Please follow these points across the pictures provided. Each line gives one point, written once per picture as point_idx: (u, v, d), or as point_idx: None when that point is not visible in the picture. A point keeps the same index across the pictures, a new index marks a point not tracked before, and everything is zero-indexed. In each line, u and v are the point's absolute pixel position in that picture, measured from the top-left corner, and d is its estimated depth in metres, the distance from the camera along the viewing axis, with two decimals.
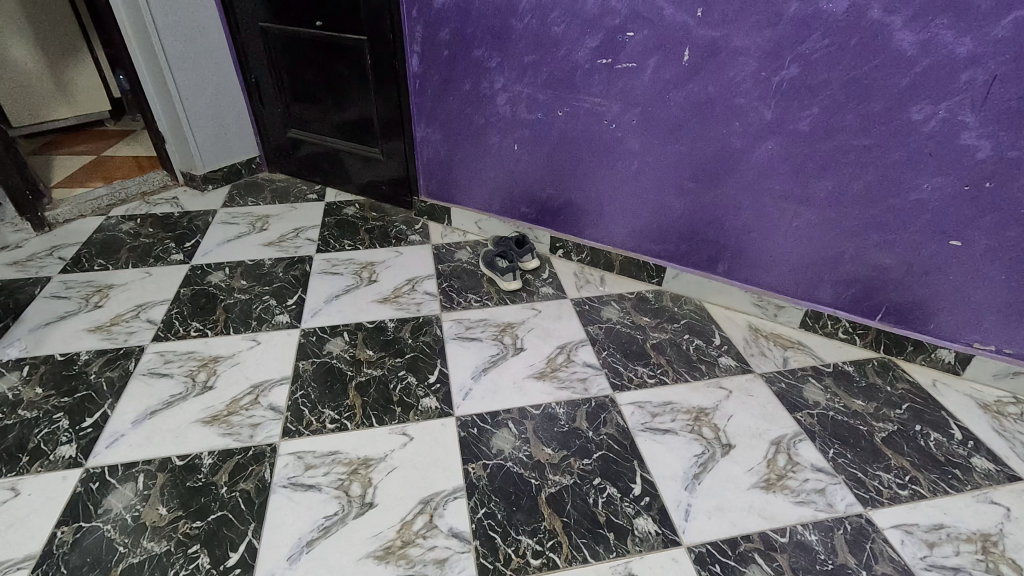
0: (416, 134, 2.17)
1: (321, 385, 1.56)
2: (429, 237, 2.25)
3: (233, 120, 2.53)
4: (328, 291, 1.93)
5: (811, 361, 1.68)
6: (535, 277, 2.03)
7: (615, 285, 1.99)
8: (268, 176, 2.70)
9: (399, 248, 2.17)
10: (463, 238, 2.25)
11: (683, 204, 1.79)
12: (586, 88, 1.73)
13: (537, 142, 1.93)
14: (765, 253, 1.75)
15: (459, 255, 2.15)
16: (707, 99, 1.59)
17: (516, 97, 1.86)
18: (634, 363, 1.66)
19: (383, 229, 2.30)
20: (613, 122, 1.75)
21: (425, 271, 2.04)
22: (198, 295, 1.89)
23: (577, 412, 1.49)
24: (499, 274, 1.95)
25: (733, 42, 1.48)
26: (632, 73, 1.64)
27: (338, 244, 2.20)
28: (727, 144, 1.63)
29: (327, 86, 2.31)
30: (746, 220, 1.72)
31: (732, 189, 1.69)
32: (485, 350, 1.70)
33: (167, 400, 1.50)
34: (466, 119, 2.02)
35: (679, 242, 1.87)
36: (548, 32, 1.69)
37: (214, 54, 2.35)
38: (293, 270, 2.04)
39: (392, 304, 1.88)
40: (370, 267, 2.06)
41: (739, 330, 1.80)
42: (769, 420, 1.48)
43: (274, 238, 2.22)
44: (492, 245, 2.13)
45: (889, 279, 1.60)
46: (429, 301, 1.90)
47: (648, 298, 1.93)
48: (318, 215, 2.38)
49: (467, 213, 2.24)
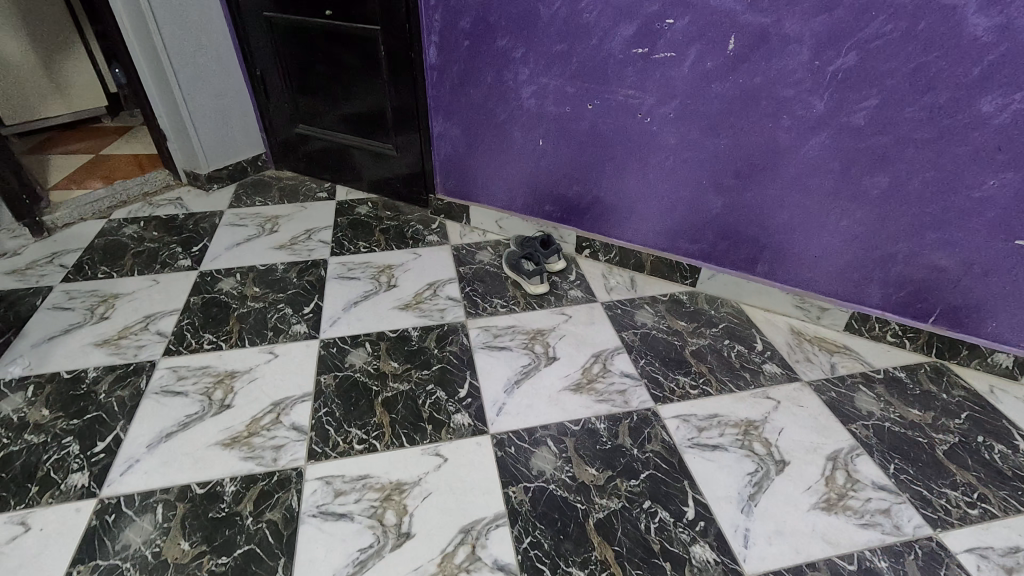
0: (433, 129, 2.06)
1: (346, 402, 1.47)
2: (448, 237, 2.15)
3: (237, 115, 2.41)
4: (347, 298, 1.84)
5: (860, 366, 1.60)
6: (562, 279, 1.93)
7: (646, 286, 1.90)
8: (275, 173, 2.59)
9: (417, 250, 2.07)
10: (483, 238, 2.15)
11: (721, 201, 1.69)
12: (619, 80, 1.63)
13: (564, 137, 1.82)
14: (810, 253, 1.65)
15: (480, 256, 2.05)
16: (752, 91, 1.48)
17: (542, 89, 1.76)
18: (675, 372, 1.57)
19: (399, 229, 2.19)
20: (648, 116, 1.65)
21: (447, 275, 1.95)
22: (209, 305, 1.80)
23: (619, 427, 1.41)
24: (525, 275, 1.85)
25: (785, 29, 1.37)
26: (671, 64, 1.54)
27: (353, 245, 2.10)
28: (773, 139, 1.53)
29: (337, 79, 2.19)
30: (790, 218, 1.62)
31: (776, 186, 1.59)
32: (516, 360, 1.61)
33: (183, 421, 1.41)
34: (487, 113, 1.91)
35: (716, 242, 1.78)
36: (579, 20, 1.58)
37: (216, 46, 2.23)
38: (308, 275, 1.94)
39: (414, 311, 1.79)
40: (389, 271, 1.97)
41: (782, 334, 1.71)
42: (823, 433, 1.40)
43: (285, 241, 2.12)
44: (516, 245, 2.04)
45: (945, 280, 1.51)
46: (453, 307, 1.81)
47: (682, 301, 1.84)
48: (331, 215, 2.28)
49: (488, 211, 2.14)
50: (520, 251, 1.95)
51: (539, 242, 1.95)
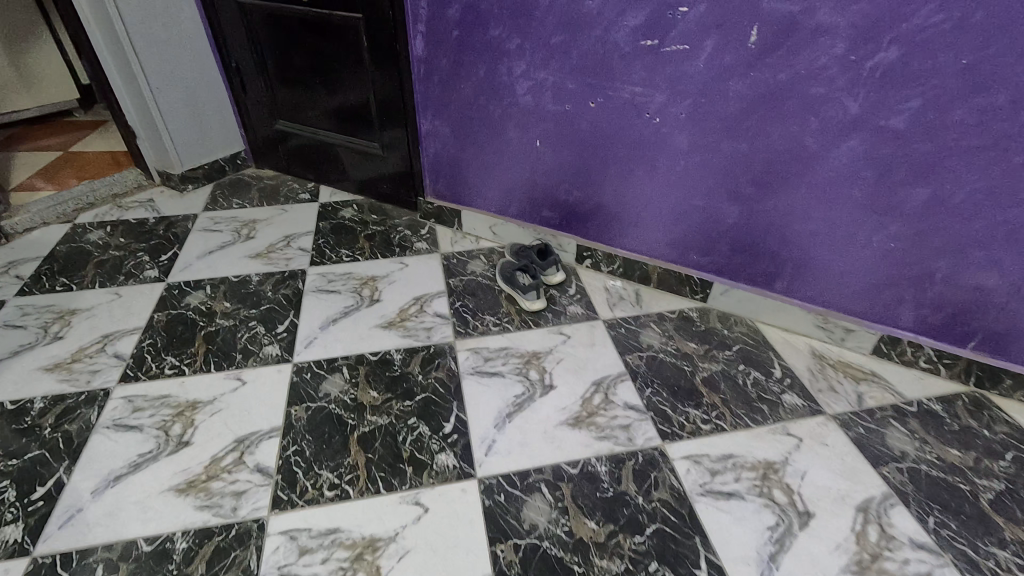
0: (421, 127, 1.89)
1: (318, 439, 1.33)
2: (437, 245, 1.99)
3: (213, 111, 2.24)
4: (325, 315, 1.68)
5: (891, 397, 1.43)
6: (560, 293, 1.77)
7: (653, 301, 1.74)
8: (255, 172, 2.42)
9: (404, 259, 1.91)
10: (476, 245, 1.98)
11: (738, 211, 1.52)
12: (625, 75, 1.45)
13: (563, 138, 1.65)
14: (836, 269, 1.49)
15: (472, 266, 1.89)
16: (776, 89, 1.30)
17: (540, 85, 1.58)
18: (684, 404, 1.41)
19: (385, 235, 2.03)
20: (657, 116, 1.47)
21: (435, 288, 1.79)
22: (174, 322, 1.64)
23: (621, 471, 1.26)
24: (520, 291, 1.70)
25: (816, 18, 1.19)
26: (684, 57, 1.36)
27: (335, 253, 1.94)
28: (798, 144, 1.35)
29: (318, 72, 2.02)
30: (814, 231, 1.45)
31: (800, 196, 1.42)
32: (508, 388, 1.45)
33: (134, 462, 1.27)
34: (479, 111, 1.73)
35: (731, 254, 1.61)
36: (580, 7, 1.40)
37: (187, 36, 2.05)
38: (284, 287, 1.79)
39: (397, 330, 1.63)
40: (372, 283, 1.81)
41: (802, 358, 1.55)
42: (852, 479, 1.24)
43: (262, 248, 1.96)
44: (510, 255, 1.88)
45: (990, 303, 1.34)
46: (441, 326, 1.65)
47: (692, 318, 1.68)
48: (312, 219, 2.12)
49: (481, 217, 1.97)
50: (516, 264, 1.80)
51: (535, 253, 1.79)
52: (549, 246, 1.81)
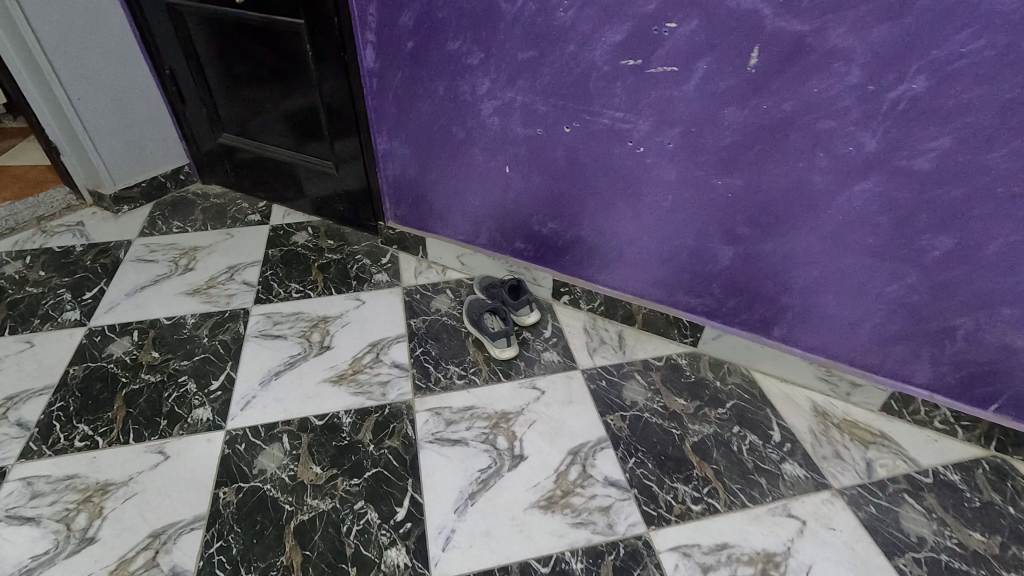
0: (377, 146, 1.68)
1: (248, 531, 1.14)
2: (399, 276, 1.79)
3: (149, 125, 1.99)
4: (267, 367, 1.48)
5: (903, 465, 1.27)
6: (534, 336, 1.58)
7: (637, 346, 1.56)
8: (201, 188, 2.19)
9: (361, 295, 1.71)
10: (442, 277, 1.78)
11: (733, 252, 1.34)
12: (604, 98, 1.25)
13: (535, 165, 1.45)
14: (842, 319, 1.31)
15: (436, 303, 1.69)
16: (780, 120, 1.11)
17: (507, 105, 1.38)
18: (672, 478, 1.24)
19: (342, 265, 1.82)
20: (641, 144, 1.28)
21: (394, 332, 1.59)
22: (91, 379, 1.43)
23: (599, 568, 1.09)
24: (489, 338, 1.51)
25: (829, 40, 1.00)
26: (672, 80, 1.16)
27: (283, 288, 1.73)
28: (805, 183, 1.16)
29: (262, 82, 1.79)
30: (819, 277, 1.28)
31: (804, 239, 1.24)
32: (471, 460, 1.27)
33: (26, 567, 1.07)
34: (440, 131, 1.52)
35: (724, 297, 1.43)
36: (551, 18, 1.19)
37: (113, 42, 1.80)
38: (222, 332, 1.58)
39: (349, 385, 1.44)
40: (323, 325, 1.61)
41: (803, 415, 1.38)
42: (863, 574, 1.08)
43: (201, 282, 1.75)
44: (479, 292, 1.68)
45: (1017, 364, 1.18)
46: (398, 380, 1.45)
47: (681, 367, 1.50)
48: (260, 246, 1.90)
49: (448, 246, 1.77)
50: (484, 305, 1.61)
51: (506, 291, 1.60)
52: (522, 283, 1.62)
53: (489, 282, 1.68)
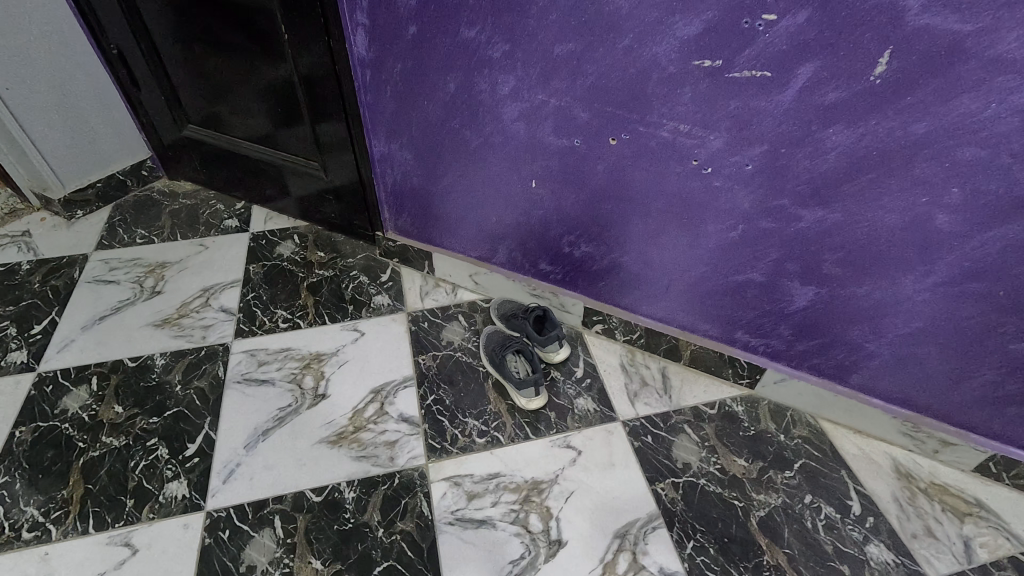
0: (373, 149, 1.39)
1: None
2: (402, 299, 1.54)
3: (98, 116, 1.68)
4: (252, 423, 1.26)
5: (1007, 545, 1.09)
6: (564, 377, 1.36)
7: (685, 387, 1.34)
8: (168, 186, 1.90)
9: (360, 325, 1.47)
10: (452, 299, 1.54)
11: (813, 293, 1.10)
12: (666, 107, 0.98)
13: (568, 180, 1.18)
14: (943, 374, 1.09)
15: (448, 333, 1.46)
16: (904, 145, 0.85)
17: (536, 109, 1.10)
18: (739, 569, 1.05)
19: (335, 285, 1.57)
20: (710, 164, 1.01)
21: (400, 373, 1.36)
22: (42, 445, 1.20)
23: None
24: (516, 388, 1.27)
25: (996, 45, 0.73)
26: (760, 89, 0.89)
27: (268, 316, 1.49)
28: (924, 222, 0.92)
29: (231, 67, 1.48)
30: (922, 328, 1.05)
31: (910, 285, 1.00)
32: (500, 548, 1.07)
33: None
34: (450, 136, 1.24)
35: (795, 339, 1.20)
36: (601, 3, 0.90)
37: (42, 18, 1.46)
38: (197, 378, 1.34)
39: (350, 447, 1.22)
40: (317, 366, 1.37)
41: (884, 479, 1.18)
42: None
43: (171, 311, 1.49)
44: (498, 322, 1.45)
45: None
46: (408, 439, 1.24)
47: (737, 415, 1.29)
48: (240, 261, 1.64)
49: (458, 263, 1.52)
50: (505, 341, 1.37)
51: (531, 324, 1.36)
52: (548, 313, 1.38)
53: (508, 311, 1.44)
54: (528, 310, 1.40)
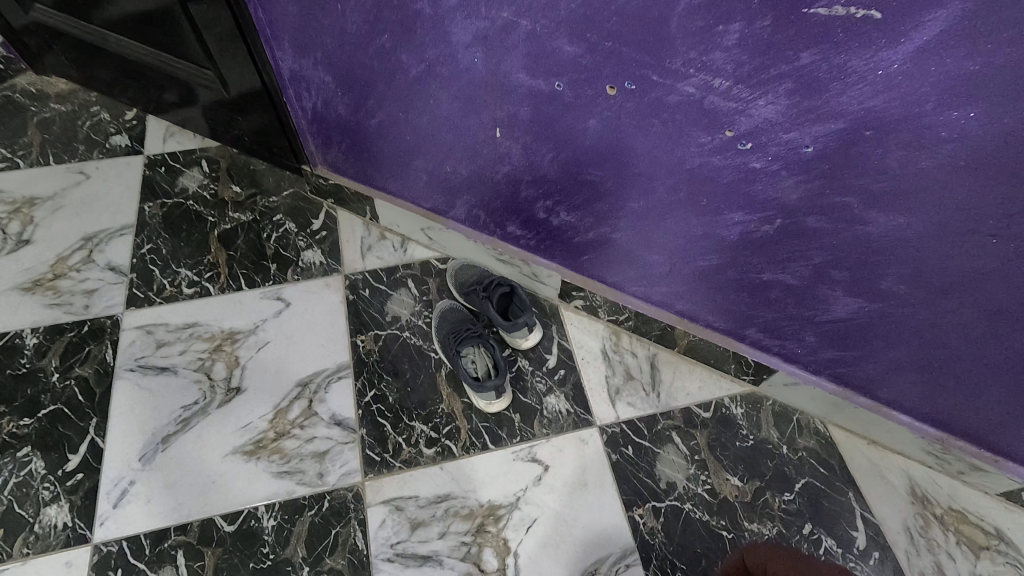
0: (279, 62, 1.00)
1: None
2: (337, 256, 1.24)
3: None
4: (149, 428, 1.03)
5: None
6: (534, 367, 1.12)
7: (677, 382, 1.12)
8: (34, 83, 1.46)
9: (284, 293, 1.18)
10: (400, 257, 1.24)
11: (860, 306, 0.83)
12: (698, 50, 0.62)
13: (545, 135, 0.84)
14: (1001, 410, 0.87)
15: (393, 305, 1.18)
16: None
17: (500, 33, 0.73)
18: None
19: (253, 236, 1.25)
20: (750, 139, 0.69)
21: (333, 361, 1.11)
22: None
23: None
24: (476, 393, 1.04)
25: None
26: (855, 38, 0.55)
27: (168, 278, 1.19)
28: None
29: None
30: (994, 363, 0.80)
31: (997, 317, 0.74)
32: None
33: None
34: (379, 58, 0.87)
35: (821, 347, 0.96)
36: None
37: None
38: (78, 364, 1.08)
39: (270, 460, 1.01)
40: (229, 351, 1.11)
41: (895, 503, 1.02)
42: None
43: (44, 269, 1.18)
44: (457, 298, 1.17)
45: None
46: (341, 450, 1.03)
47: (736, 419, 1.09)
48: (131, 197, 1.29)
49: (406, 214, 1.20)
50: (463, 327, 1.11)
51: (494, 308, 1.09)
52: (516, 290, 1.11)
53: (469, 284, 1.16)
54: (492, 286, 1.13)
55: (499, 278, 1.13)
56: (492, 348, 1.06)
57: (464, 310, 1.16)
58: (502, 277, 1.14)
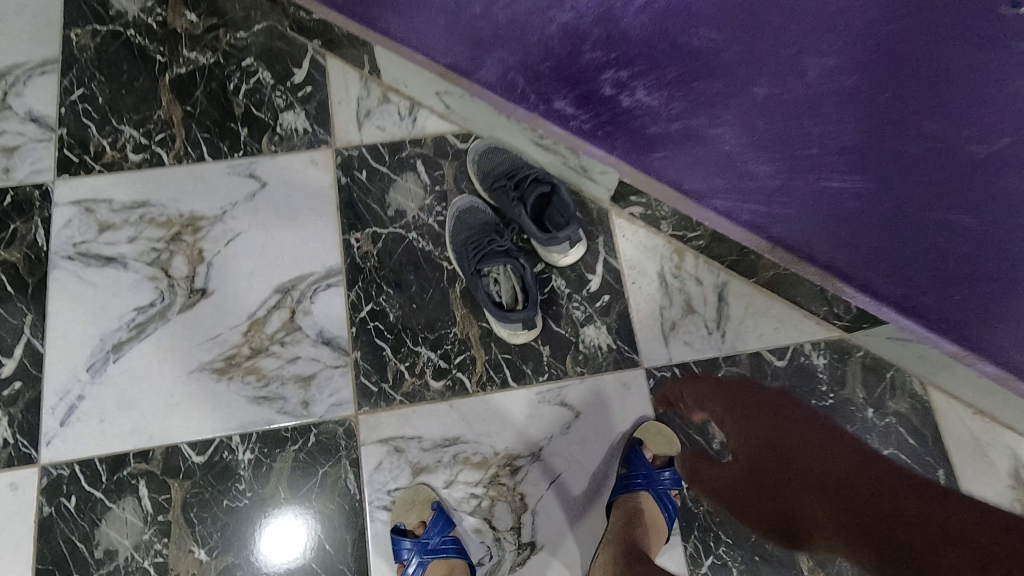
0: None
1: None
2: (326, 122, 0.95)
3: None
4: (96, 333, 0.84)
5: None
6: (571, 289, 0.89)
7: (749, 321, 0.89)
8: None
9: (257, 169, 0.92)
10: (408, 130, 0.95)
11: None
12: None
13: None
14: None
15: (396, 196, 0.92)
16: None
17: None
18: None
19: (216, 87, 0.95)
20: None
21: (321, 264, 0.89)
22: None
23: None
24: (500, 324, 0.83)
25: None
26: None
27: (107, 138, 0.92)
28: None
29: None
30: None
31: None
32: None
33: None
34: None
35: (965, 308, 0.69)
36: None
37: None
38: (4, 247, 0.87)
39: (244, 382, 0.84)
40: (189, 242, 0.88)
41: (992, 487, 0.85)
42: None
43: None
44: (480, 196, 0.92)
45: None
46: (329, 376, 0.85)
47: (815, 373, 0.88)
48: (52, 19, 0.97)
49: (417, 70, 0.89)
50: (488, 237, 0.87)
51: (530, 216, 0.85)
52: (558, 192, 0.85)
53: (497, 179, 0.89)
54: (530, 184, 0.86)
55: (537, 175, 0.86)
56: (524, 267, 0.83)
57: (488, 211, 0.90)
58: (541, 173, 0.87)
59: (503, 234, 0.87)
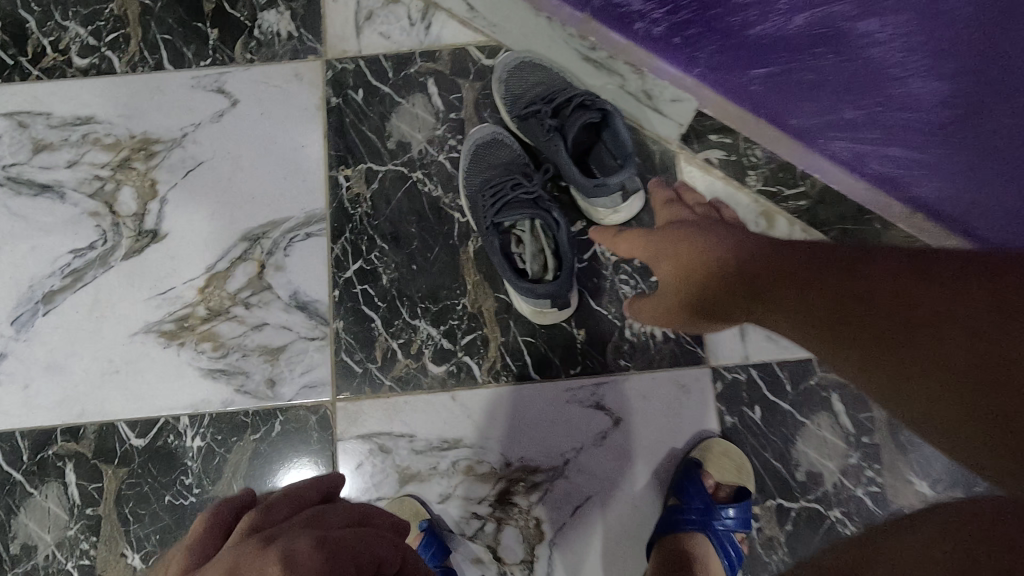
0: None
1: None
2: (317, 26, 0.74)
3: None
4: (25, 279, 0.68)
5: None
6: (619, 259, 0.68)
7: None
8: None
9: (228, 83, 0.73)
10: (420, 40, 0.73)
11: None
12: None
13: None
14: None
15: (400, 124, 0.72)
16: None
17: None
18: None
19: None
20: None
21: (300, 207, 0.70)
22: None
23: None
24: (523, 299, 0.62)
25: None
26: None
27: (48, 37, 0.74)
28: None
29: None
30: None
31: None
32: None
33: None
34: None
35: None
36: None
37: None
38: None
39: (198, 350, 0.67)
40: (139, 171, 0.71)
41: None
42: None
43: None
44: (506, 127, 0.70)
45: None
46: (302, 349, 0.67)
47: None
48: None
49: None
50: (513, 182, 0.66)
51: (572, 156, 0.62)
52: (611, 125, 0.62)
53: (530, 105, 0.67)
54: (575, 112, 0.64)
55: (585, 98, 0.64)
56: (559, 225, 0.61)
57: (514, 146, 0.69)
58: (591, 96, 0.64)
59: (533, 179, 0.66)
